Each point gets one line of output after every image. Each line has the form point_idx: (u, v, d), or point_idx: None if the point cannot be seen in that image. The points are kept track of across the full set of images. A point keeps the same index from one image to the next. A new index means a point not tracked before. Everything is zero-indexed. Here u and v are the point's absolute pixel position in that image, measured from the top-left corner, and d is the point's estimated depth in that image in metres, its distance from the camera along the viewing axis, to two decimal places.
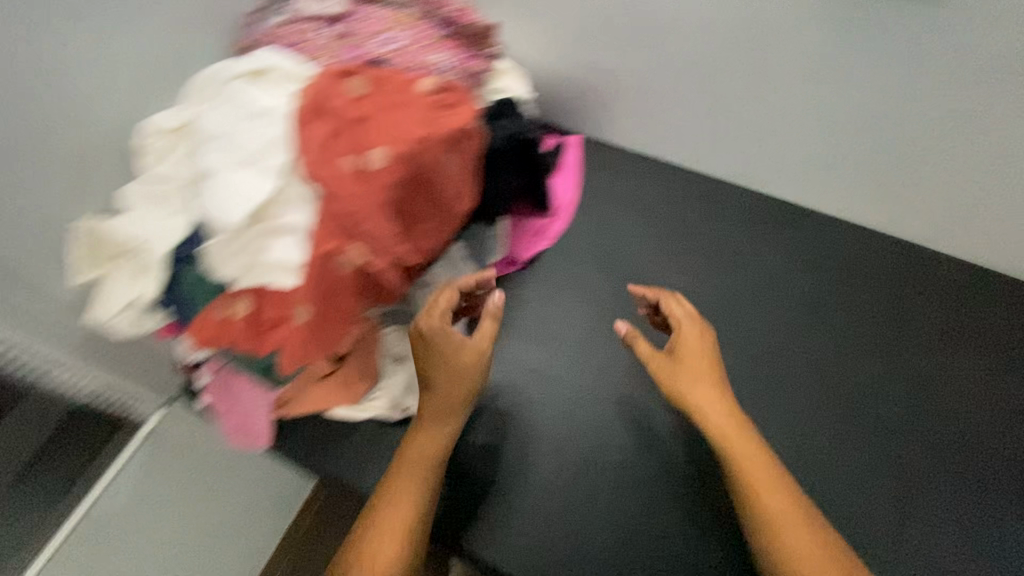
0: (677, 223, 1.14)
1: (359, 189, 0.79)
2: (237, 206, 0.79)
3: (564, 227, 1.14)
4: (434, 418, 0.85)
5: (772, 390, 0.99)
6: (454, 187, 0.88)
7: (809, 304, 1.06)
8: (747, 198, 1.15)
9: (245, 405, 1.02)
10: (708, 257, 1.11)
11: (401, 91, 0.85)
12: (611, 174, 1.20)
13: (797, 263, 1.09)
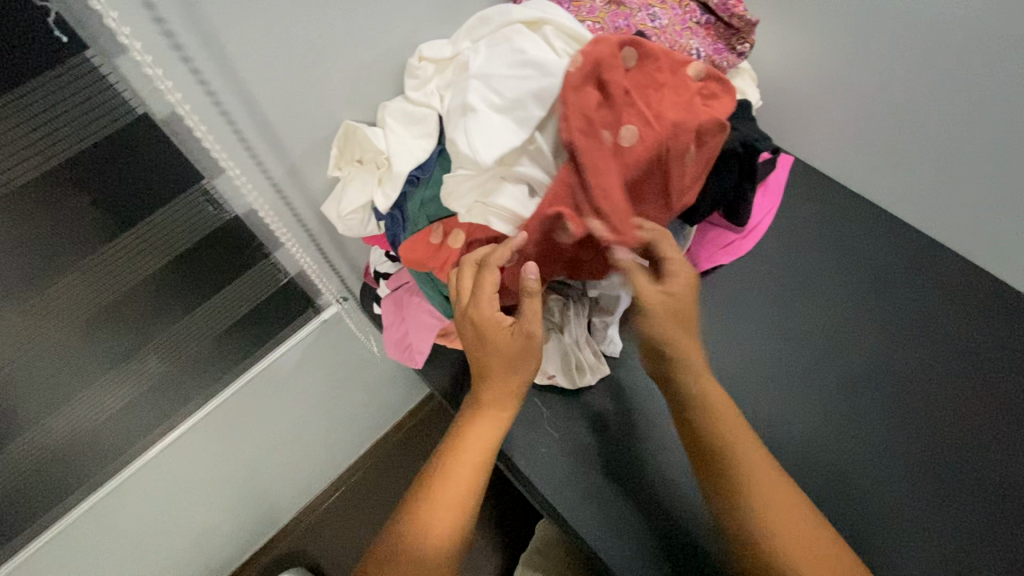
0: (881, 297, 0.97)
1: (610, 163, 0.64)
2: (485, 146, 0.61)
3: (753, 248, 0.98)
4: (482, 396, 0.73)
5: (921, 467, 0.81)
6: (683, 182, 0.68)
7: (986, 392, 0.86)
8: (954, 267, 0.98)
9: (413, 322, 0.86)
10: (907, 328, 0.93)
11: (667, 72, 0.67)
12: (812, 204, 1.07)
13: (1004, 355, 0.89)
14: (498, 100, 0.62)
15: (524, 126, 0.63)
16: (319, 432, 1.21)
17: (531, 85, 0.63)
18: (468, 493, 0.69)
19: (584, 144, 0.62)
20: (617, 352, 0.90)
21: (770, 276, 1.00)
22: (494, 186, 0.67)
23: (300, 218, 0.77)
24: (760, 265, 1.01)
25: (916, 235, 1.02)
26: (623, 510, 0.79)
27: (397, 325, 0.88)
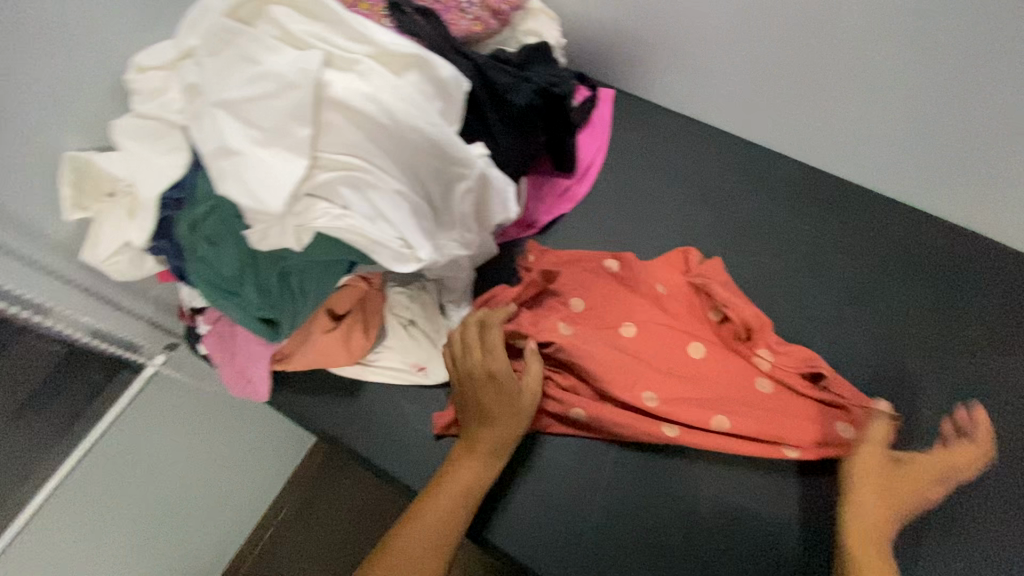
0: (746, 225, 0.94)
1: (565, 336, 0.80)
2: (268, 190, 0.57)
3: (590, 189, 0.98)
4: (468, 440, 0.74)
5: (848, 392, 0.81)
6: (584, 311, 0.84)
7: (848, 290, 0.88)
8: (796, 172, 0.98)
9: (246, 351, 0.78)
10: (760, 241, 0.92)
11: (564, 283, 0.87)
12: (651, 134, 1.03)
13: (853, 253, 0.90)
14: (257, 133, 0.58)
15: (300, 149, 0.59)
16: (204, 516, 1.03)
17: (279, 102, 0.57)
18: (449, 517, 0.68)
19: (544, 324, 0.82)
20: None
21: (626, 220, 0.96)
22: (303, 210, 0.62)
23: (53, 273, 0.67)
24: (614, 208, 0.97)
25: (752, 147, 1.01)
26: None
27: (231, 361, 0.80)
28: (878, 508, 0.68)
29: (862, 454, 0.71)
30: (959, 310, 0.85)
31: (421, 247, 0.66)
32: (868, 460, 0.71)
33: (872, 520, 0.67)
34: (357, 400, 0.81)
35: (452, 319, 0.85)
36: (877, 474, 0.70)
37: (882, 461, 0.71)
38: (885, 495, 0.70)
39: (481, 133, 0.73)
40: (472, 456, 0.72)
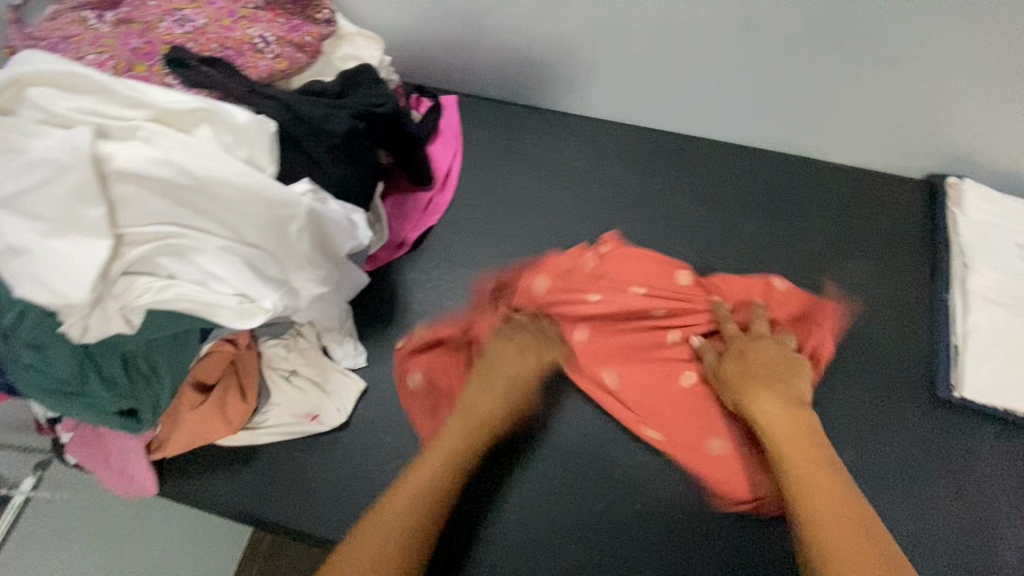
0: (604, 199, 0.97)
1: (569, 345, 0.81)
2: (69, 279, 0.54)
3: (452, 196, 0.98)
4: (437, 445, 0.72)
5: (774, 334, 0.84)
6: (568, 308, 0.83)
7: (705, 238, 0.93)
8: (643, 138, 1.02)
9: (118, 447, 0.74)
10: (622, 211, 0.96)
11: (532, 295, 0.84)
12: (502, 129, 1.04)
13: (704, 202, 0.95)
14: (43, 224, 0.54)
15: (97, 231, 0.55)
16: None
17: (57, 188, 0.54)
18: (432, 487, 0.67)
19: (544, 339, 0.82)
20: (365, 360, 0.84)
21: (494, 219, 0.96)
22: (124, 290, 0.60)
23: None
24: (479, 210, 0.97)
25: (598, 124, 1.04)
26: None
27: (107, 464, 0.75)
28: (766, 392, 0.72)
29: (727, 366, 0.76)
30: (804, 233, 0.92)
31: (263, 297, 0.64)
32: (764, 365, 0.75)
33: (778, 407, 0.71)
34: (259, 466, 0.78)
35: (338, 359, 0.82)
36: (769, 362, 0.75)
37: (768, 353, 0.76)
38: (766, 380, 0.73)
39: (306, 164, 0.70)
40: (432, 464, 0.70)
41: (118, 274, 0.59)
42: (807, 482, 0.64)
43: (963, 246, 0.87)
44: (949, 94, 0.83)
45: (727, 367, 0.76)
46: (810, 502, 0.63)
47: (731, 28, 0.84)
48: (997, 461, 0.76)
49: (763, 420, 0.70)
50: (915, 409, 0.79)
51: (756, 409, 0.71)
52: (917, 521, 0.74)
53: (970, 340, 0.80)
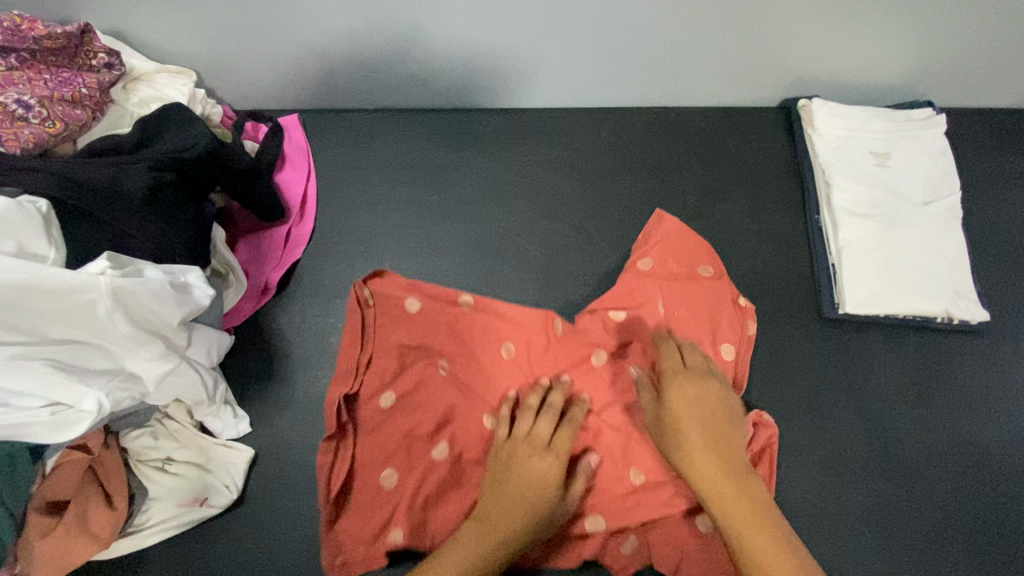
0: (474, 192, 0.92)
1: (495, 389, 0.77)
2: None
3: (313, 223, 0.90)
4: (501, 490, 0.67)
5: None
6: (479, 350, 0.78)
7: (585, 212, 0.90)
8: (506, 120, 0.97)
9: None
10: (498, 202, 0.91)
11: (475, 339, 0.78)
12: (356, 141, 0.96)
13: (578, 175, 0.93)
14: None
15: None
16: None
17: None
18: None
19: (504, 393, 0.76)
20: (250, 425, 0.77)
21: (362, 238, 0.90)
22: None
23: None
24: (346, 230, 0.90)
25: (456, 114, 0.97)
26: None
27: None
28: (704, 446, 0.67)
29: (676, 386, 0.71)
30: (679, 184, 0.91)
31: (82, 399, 0.57)
32: (694, 395, 0.70)
33: (712, 463, 0.66)
34: (153, 569, 0.70)
35: (218, 432, 0.75)
36: (706, 402, 0.70)
37: (713, 399, 0.70)
38: (709, 431, 0.68)
39: (110, 237, 0.62)
40: (484, 535, 0.64)
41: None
42: (751, 553, 0.59)
43: (823, 164, 0.87)
44: (779, 20, 0.82)
45: (669, 404, 0.70)
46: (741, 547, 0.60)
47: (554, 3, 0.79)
48: (888, 364, 0.79)
49: (689, 455, 0.67)
50: (809, 335, 0.81)
51: (688, 450, 0.67)
52: (826, 441, 0.76)
53: (844, 256, 0.82)
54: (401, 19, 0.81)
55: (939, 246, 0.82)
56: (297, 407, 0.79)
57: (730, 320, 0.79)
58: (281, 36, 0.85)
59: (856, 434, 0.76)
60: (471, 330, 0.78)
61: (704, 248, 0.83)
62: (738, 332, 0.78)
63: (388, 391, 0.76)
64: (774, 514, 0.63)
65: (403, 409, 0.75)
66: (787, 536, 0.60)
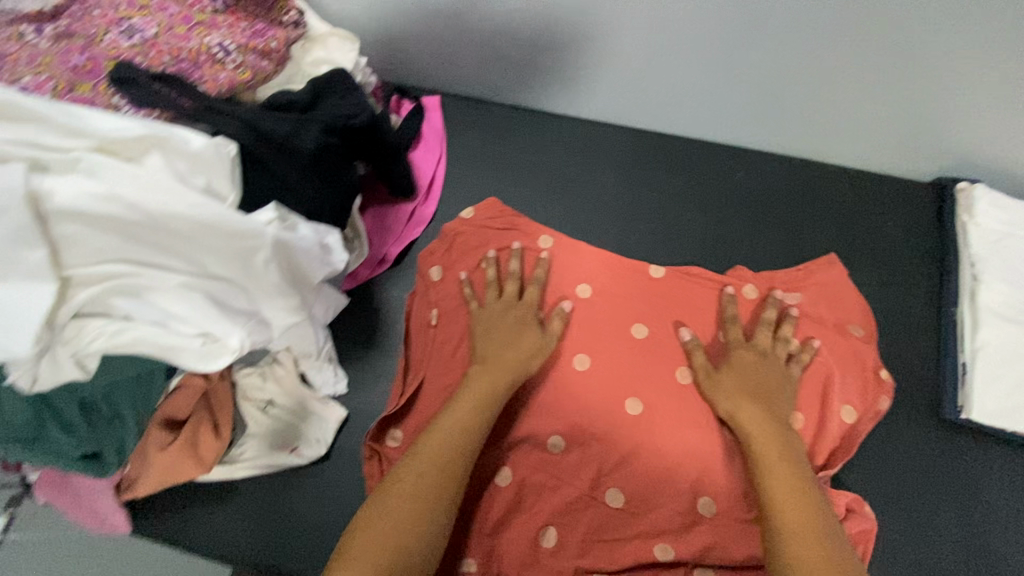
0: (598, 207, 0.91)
1: (600, 362, 0.78)
2: (15, 331, 0.49)
3: (436, 205, 0.92)
4: (489, 366, 0.72)
5: None
6: (601, 319, 0.80)
7: (703, 250, 0.89)
8: (638, 140, 0.96)
9: (84, 488, 0.70)
10: (614, 221, 0.91)
11: (613, 318, 0.80)
12: (489, 133, 0.97)
13: (702, 211, 0.91)
14: None
15: (37, 275, 0.50)
16: None
17: None
18: (451, 468, 0.62)
19: (607, 361, 0.78)
20: (345, 386, 0.81)
21: None
22: (74, 334, 0.54)
23: None
24: None
25: (590, 125, 0.97)
26: None
27: (77, 503, 0.71)
28: (746, 395, 0.71)
29: (737, 358, 0.74)
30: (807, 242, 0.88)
31: (229, 334, 0.60)
32: (747, 369, 0.73)
33: (764, 424, 0.68)
34: (240, 502, 0.75)
35: (318, 386, 0.78)
36: (761, 365, 0.74)
37: (768, 368, 0.74)
38: (758, 388, 0.72)
39: (275, 188, 0.65)
40: (468, 407, 0.67)
41: (67, 319, 0.53)
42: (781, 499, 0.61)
43: (973, 258, 0.82)
44: (968, 95, 0.76)
45: (725, 366, 0.74)
46: (776, 503, 0.61)
47: (732, 31, 0.77)
48: (1004, 485, 0.74)
49: (737, 411, 0.70)
50: (919, 433, 0.77)
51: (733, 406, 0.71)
52: (921, 549, 0.72)
53: (979, 359, 0.76)
54: (571, 23, 0.82)
55: None
56: (393, 380, 0.82)
57: (863, 383, 0.76)
58: (449, 21, 0.87)
59: (951, 550, 0.72)
60: (600, 300, 0.81)
61: (863, 305, 0.80)
62: (868, 401, 0.75)
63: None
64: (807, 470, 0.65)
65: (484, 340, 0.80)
66: (817, 492, 0.62)
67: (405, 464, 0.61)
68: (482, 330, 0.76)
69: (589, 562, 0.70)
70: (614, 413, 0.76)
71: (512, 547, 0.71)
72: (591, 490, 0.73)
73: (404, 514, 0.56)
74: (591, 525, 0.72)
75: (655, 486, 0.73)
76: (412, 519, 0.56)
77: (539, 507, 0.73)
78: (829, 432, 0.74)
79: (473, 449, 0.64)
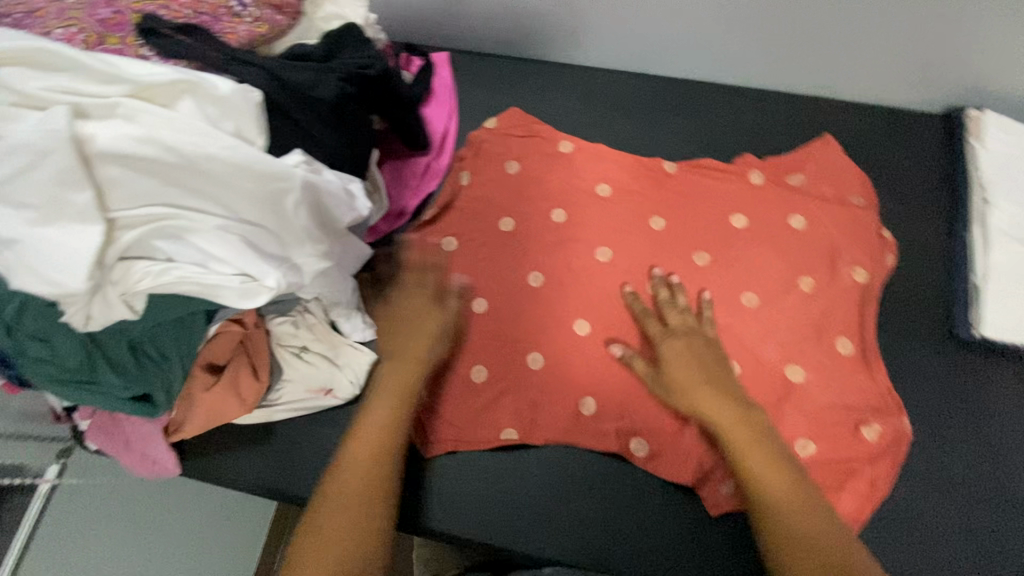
0: (609, 150, 0.92)
1: (626, 249, 0.86)
2: (70, 267, 0.52)
3: (450, 158, 0.94)
4: (399, 367, 0.74)
5: (787, 283, 0.82)
6: (619, 212, 0.89)
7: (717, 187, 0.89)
8: (647, 85, 0.96)
9: (135, 433, 0.74)
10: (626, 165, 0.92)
11: (629, 208, 0.89)
12: (499, 85, 0.98)
13: (712, 151, 0.92)
14: (33, 213, 0.51)
15: (87, 215, 0.53)
16: None
17: (42, 174, 0.51)
18: (379, 477, 0.66)
19: (633, 249, 0.86)
20: (373, 334, 0.84)
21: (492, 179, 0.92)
22: (121, 275, 0.57)
23: None
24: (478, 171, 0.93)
25: (599, 73, 0.98)
26: (572, 538, 0.76)
27: (128, 448, 0.75)
28: (707, 396, 0.73)
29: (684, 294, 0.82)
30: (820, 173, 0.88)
31: (265, 275, 0.62)
32: (687, 362, 0.76)
33: (727, 409, 0.72)
34: (277, 442, 0.79)
35: (347, 333, 0.82)
36: (695, 354, 0.77)
37: (701, 351, 0.78)
38: (715, 382, 0.74)
39: (299, 135, 0.67)
40: (400, 373, 0.74)
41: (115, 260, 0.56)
42: (763, 475, 0.67)
43: (984, 182, 0.83)
44: (976, 17, 0.77)
45: (664, 354, 0.78)
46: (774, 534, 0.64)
47: None
48: (1017, 398, 0.76)
49: (702, 401, 0.73)
50: (935, 352, 0.79)
51: (676, 373, 0.76)
52: (935, 460, 0.74)
53: (990, 278, 0.78)
54: None
55: None
56: None
57: (871, 244, 0.83)
58: None
59: (967, 462, 0.74)
60: (619, 199, 0.89)
61: (859, 177, 0.87)
62: (877, 261, 0.82)
63: (481, 365, 0.82)
64: (795, 471, 0.69)
65: (516, 241, 0.88)
66: (807, 489, 0.67)
67: (338, 474, 0.66)
68: (386, 333, 0.78)
69: (626, 424, 0.78)
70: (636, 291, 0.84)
71: (556, 422, 0.79)
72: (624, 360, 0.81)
73: (345, 533, 0.61)
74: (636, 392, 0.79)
75: None
76: (343, 533, 0.61)
77: (580, 380, 0.80)
78: (845, 297, 0.81)
79: (405, 417, 0.71)
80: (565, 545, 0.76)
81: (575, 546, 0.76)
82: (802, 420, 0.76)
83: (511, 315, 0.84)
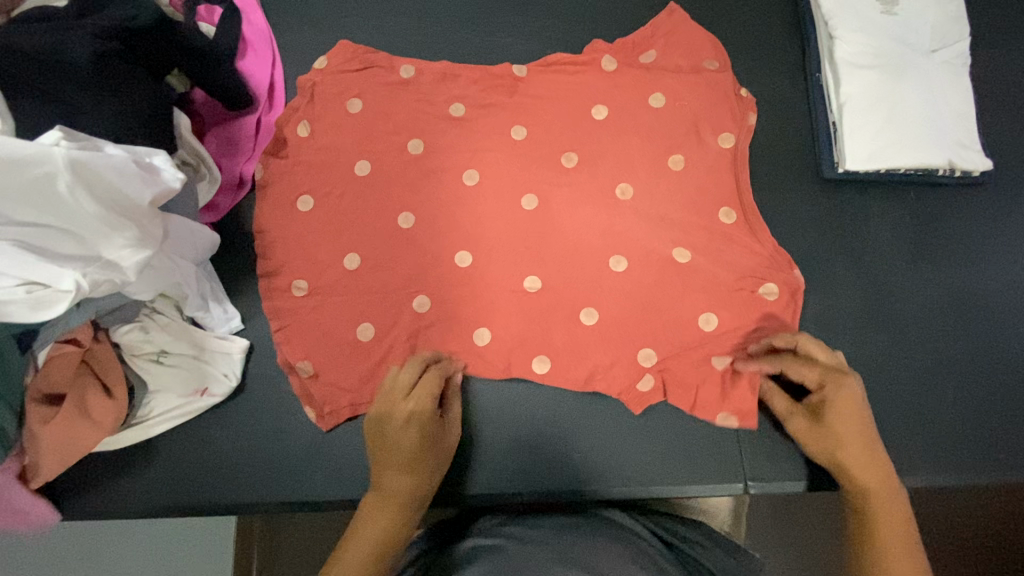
0: (454, 66, 0.85)
1: (493, 166, 0.80)
2: None
3: (282, 111, 0.84)
4: (381, 493, 0.62)
5: (658, 164, 0.79)
6: (480, 129, 0.82)
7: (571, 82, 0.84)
8: None
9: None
10: None
11: (488, 121, 0.82)
12: (319, 20, 0.88)
13: (560, 45, 0.86)
14: None
15: None
16: None
17: None
18: None
19: (500, 165, 0.80)
20: (240, 323, 0.76)
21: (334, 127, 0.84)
22: None
23: None
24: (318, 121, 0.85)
25: None
26: (515, 470, 0.72)
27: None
28: (862, 446, 0.63)
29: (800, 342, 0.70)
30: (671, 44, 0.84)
31: (58, 278, 0.54)
32: (847, 408, 0.64)
33: (870, 461, 0.62)
34: (164, 458, 0.73)
35: (208, 326, 0.74)
36: (860, 409, 0.64)
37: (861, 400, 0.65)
38: (864, 432, 0.64)
39: (60, 113, 0.58)
40: (387, 497, 0.62)
41: None
42: (886, 534, 0.59)
43: (827, 17, 0.81)
44: None
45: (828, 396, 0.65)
46: None
47: None
48: (887, 223, 0.78)
49: (858, 473, 0.62)
50: (807, 197, 0.79)
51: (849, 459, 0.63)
52: (824, 302, 0.76)
53: (845, 112, 0.78)
54: None
55: (944, 95, 0.77)
56: (286, 302, 0.77)
57: (731, 106, 0.81)
58: None
59: (851, 296, 0.76)
60: (476, 115, 0.82)
61: (711, 40, 0.84)
62: (740, 122, 0.81)
63: (366, 322, 0.76)
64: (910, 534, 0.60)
65: (375, 184, 0.80)
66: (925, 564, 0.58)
67: None
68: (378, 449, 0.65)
69: (529, 346, 0.75)
70: (513, 210, 0.79)
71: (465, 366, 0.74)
72: (514, 282, 0.77)
73: None
74: (529, 311, 0.76)
75: (575, 271, 0.77)
76: None
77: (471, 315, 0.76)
78: (718, 165, 0.79)
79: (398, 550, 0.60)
80: (508, 479, 0.72)
81: (518, 479, 0.72)
82: (695, 297, 0.75)
83: (386, 265, 0.78)
